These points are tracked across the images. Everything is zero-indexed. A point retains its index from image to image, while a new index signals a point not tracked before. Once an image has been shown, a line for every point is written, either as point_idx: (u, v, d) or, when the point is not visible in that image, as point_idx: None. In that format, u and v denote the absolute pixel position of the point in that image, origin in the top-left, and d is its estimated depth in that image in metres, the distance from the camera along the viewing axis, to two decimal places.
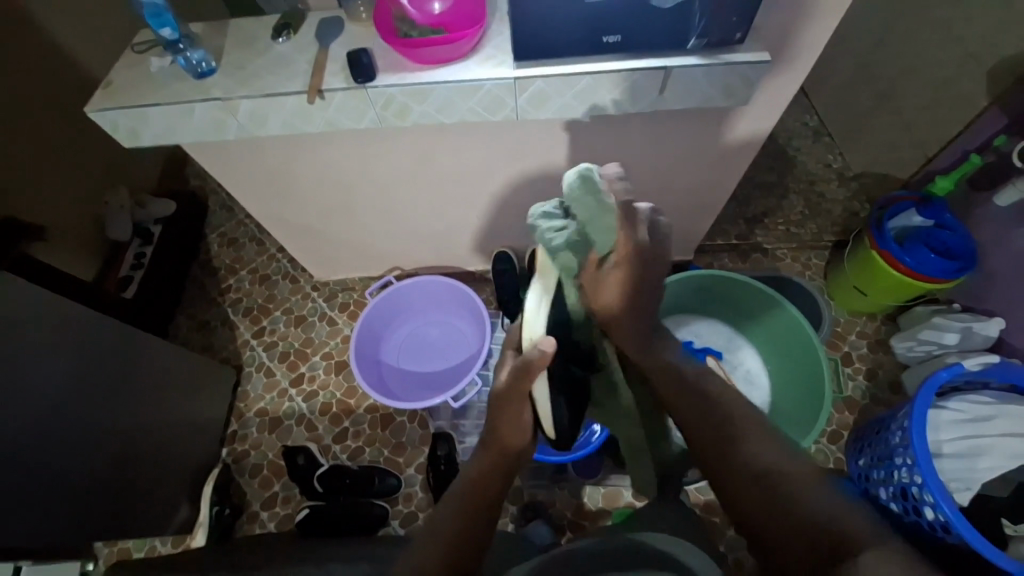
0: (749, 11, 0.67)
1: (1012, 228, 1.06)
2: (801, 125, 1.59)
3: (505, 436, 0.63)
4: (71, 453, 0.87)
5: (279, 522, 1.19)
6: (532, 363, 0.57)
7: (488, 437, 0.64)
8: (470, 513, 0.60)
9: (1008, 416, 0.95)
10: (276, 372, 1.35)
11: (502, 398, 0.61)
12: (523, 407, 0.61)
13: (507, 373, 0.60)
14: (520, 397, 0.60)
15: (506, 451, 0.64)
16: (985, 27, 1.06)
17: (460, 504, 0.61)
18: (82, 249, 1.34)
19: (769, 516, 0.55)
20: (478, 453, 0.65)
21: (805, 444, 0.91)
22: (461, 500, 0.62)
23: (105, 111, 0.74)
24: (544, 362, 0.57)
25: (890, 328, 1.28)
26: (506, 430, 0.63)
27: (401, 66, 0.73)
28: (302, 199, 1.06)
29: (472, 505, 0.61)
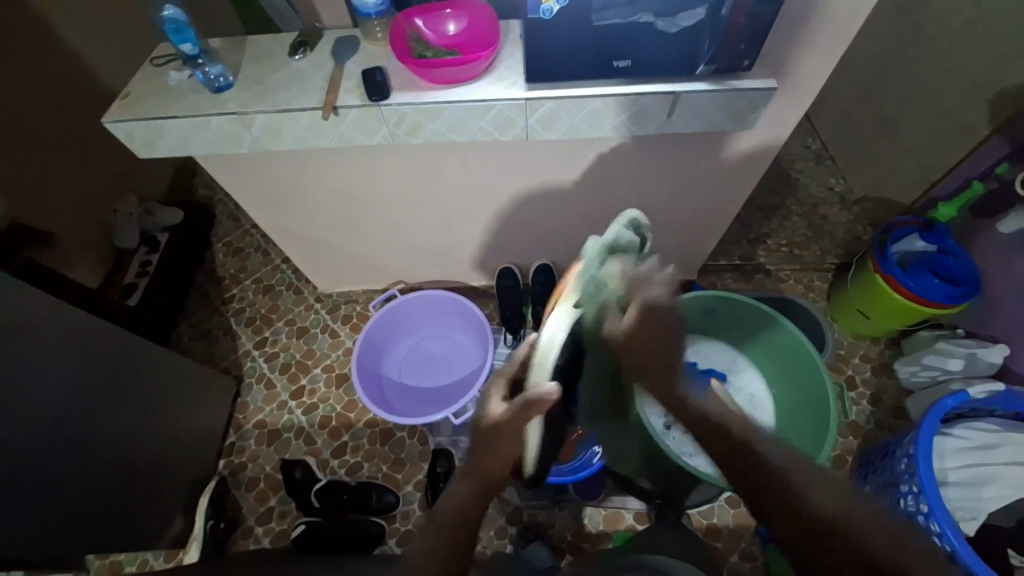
0: (758, 39, 0.68)
1: (1016, 255, 1.06)
2: (803, 149, 1.61)
3: (489, 462, 0.57)
4: (68, 462, 0.86)
5: (273, 538, 1.17)
6: (535, 405, 0.54)
7: (469, 460, 0.58)
8: (454, 530, 0.56)
9: (1014, 444, 0.94)
10: (276, 383, 1.34)
11: (494, 433, 0.56)
12: (513, 442, 0.56)
13: (502, 409, 0.56)
14: (514, 431, 0.55)
15: (488, 478, 0.58)
16: (985, 59, 1.09)
17: (440, 521, 0.56)
18: (88, 256, 1.35)
19: (825, 565, 0.49)
20: (457, 477, 0.59)
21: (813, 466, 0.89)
22: (444, 518, 0.56)
23: (121, 122, 0.75)
24: (547, 406, 0.54)
25: (893, 352, 1.27)
26: (493, 461, 0.57)
27: (415, 84, 0.75)
28: (310, 212, 1.07)
29: (458, 520, 0.56)
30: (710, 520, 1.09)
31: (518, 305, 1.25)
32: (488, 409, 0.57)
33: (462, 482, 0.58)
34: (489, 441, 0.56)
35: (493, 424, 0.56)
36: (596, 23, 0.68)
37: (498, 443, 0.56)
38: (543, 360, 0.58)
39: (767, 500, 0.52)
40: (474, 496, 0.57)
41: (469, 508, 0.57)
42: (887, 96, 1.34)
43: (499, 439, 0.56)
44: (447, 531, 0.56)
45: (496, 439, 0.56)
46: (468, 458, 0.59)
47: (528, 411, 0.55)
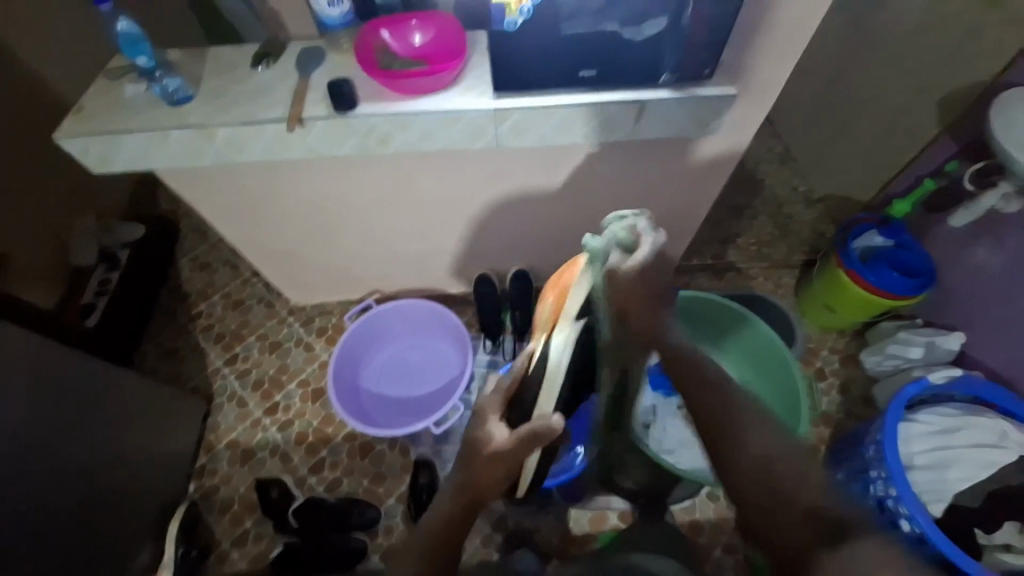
0: (716, 48, 0.71)
1: (967, 247, 1.12)
2: (768, 150, 1.66)
3: (483, 480, 0.58)
4: (26, 496, 0.82)
5: (250, 561, 1.13)
6: (541, 436, 0.55)
7: (463, 478, 0.59)
8: (445, 544, 0.59)
9: (974, 426, 0.99)
10: (250, 401, 1.30)
11: (488, 458, 0.57)
12: (508, 468, 0.57)
13: (509, 438, 0.56)
14: (513, 459, 0.57)
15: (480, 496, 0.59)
16: (932, 63, 1.15)
17: (431, 531, 0.60)
18: (44, 276, 1.29)
19: (766, 497, 0.53)
20: (449, 490, 0.61)
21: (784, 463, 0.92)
22: (433, 534, 0.59)
23: (74, 137, 0.73)
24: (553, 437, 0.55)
25: (859, 343, 1.32)
26: (483, 483, 0.58)
27: (382, 94, 0.74)
28: (280, 225, 1.05)
29: (448, 534, 0.59)
30: (691, 516, 1.10)
31: (497, 311, 1.25)
32: (494, 434, 0.57)
33: (450, 499, 0.60)
34: (482, 463, 0.57)
35: (498, 452, 0.56)
36: (564, 32, 0.69)
37: (490, 467, 0.57)
38: (552, 381, 0.58)
39: (719, 434, 0.57)
40: (460, 516, 0.60)
41: (455, 528, 0.60)
42: (843, 98, 1.40)
43: (494, 463, 0.57)
44: (437, 545, 0.59)
45: (498, 463, 0.57)
46: (460, 474, 0.60)
47: (534, 441, 0.55)
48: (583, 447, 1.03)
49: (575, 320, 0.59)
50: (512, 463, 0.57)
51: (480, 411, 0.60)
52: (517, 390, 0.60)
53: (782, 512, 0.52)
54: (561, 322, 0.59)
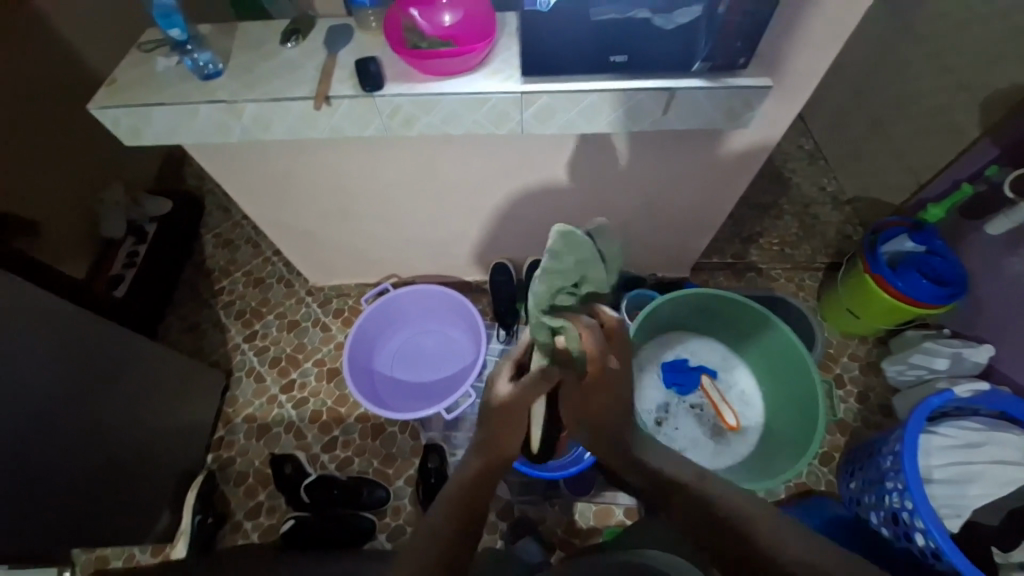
0: (753, 37, 0.69)
1: (1003, 257, 1.08)
2: (796, 149, 1.62)
3: (502, 437, 0.59)
4: (52, 457, 0.85)
5: (262, 533, 1.16)
6: (549, 377, 0.57)
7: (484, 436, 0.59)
8: (470, 507, 0.56)
9: (997, 442, 0.96)
10: (266, 377, 1.33)
11: (508, 407, 0.57)
12: (526, 414, 0.58)
13: (517, 388, 0.57)
14: (532, 401, 0.57)
15: (500, 455, 0.59)
16: (978, 62, 1.10)
17: (451, 497, 0.56)
18: (75, 246, 1.32)
19: None
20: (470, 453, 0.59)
21: (798, 468, 0.90)
22: (454, 499, 0.56)
23: (108, 109, 0.74)
24: (558, 377, 0.58)
25: (881, 351, 1.29)
26: (502, 437, 0.59)
27: (409, 75, 0.74)
28: (301, 205, 1.05)
29: (472, 497, 0.57)
30: None
31: (511, 301, 1.24)
32: (499, 389, 0.58)
33: (470, 462, 0.58)
34: (501, 414, 0.57)
35: (512, 400, 0.56)
36: (593, 18, 0.67)
37: (508, 422, 0.57)
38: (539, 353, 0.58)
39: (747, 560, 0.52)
40: (481, 479, 0.58)
41: (477, 491, 0.57)
42: (879, 97, 1.35)
43: (515, 414, 0.57)
44: (462, 513, 0.55)
45: (511, 416, 0.58)
46: (479, 432, 0.59)
47: (543, 383, 0.57)
48: None
49: (550, 312, 0.57)
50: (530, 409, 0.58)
51: (489, 379, 0.59)
52: (521, 353, 0.62)
53: None
54: (548, 310, 0.57)
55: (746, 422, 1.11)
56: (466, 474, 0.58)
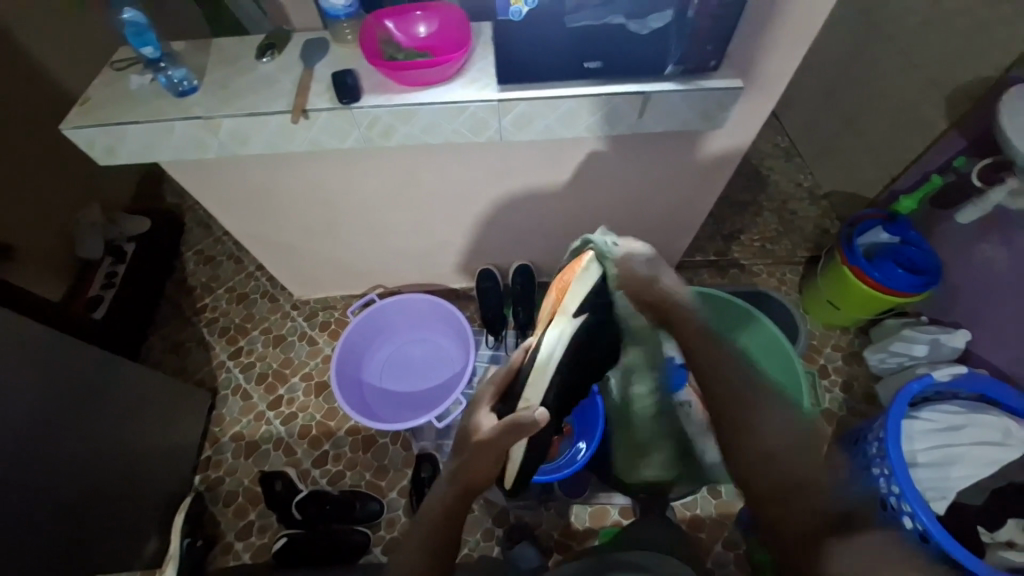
0: (723, 40, 0.71)
1: (974, 244, 1.12)
2: (772, 146, 1.65)
3: (477, 470, 0.59)
4: (33, 485, 0.82)
5: (254, 553, 1.14)
6: (524, 427, 0.56)
7: (458, 467, 0.59)
8: (450, 533, 0.59)
9: (977, 424, 0.99)
10: (254, 394, 1.31)
11: (476, 446, 0.58)
12: (496, 457, 0.58)
13: (492, 428, 0.58)
14: (500, 449, 0.58)
15: (475, 483, 0.59)
16: (940, 58, 1.14)
17: (431, 522, 0.59)
18: (51, 268, 1.29)
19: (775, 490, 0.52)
20: (446, 480, 0.60)
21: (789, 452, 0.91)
22: (430, 526, 0.59)
23: (80, 128, 0.73)
24: (536, 429, 0.57)
25: (863, 341, 1.32)
26: (473, 474, 0.59)
27: (386, 86, 0.74)
28: (283, 218, 1.05)
29: (448, 525, 0.59)
30: (692, 511, 1.11)
31: (499, 307, 1.25)
32: (480, 424, 0.60)
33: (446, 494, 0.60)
34: (472, 451, 0.58)
35: (484, 435, 0.56)
36: (569, 25, 0.69)
37: (483, 456, 0.57)
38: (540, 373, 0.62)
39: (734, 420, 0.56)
40: (458, 506, 0.60)
41: (450, 522, 0.59)
42: (849, 94, 1.40)
43: (480, 455, 0.58)
44: (441, 534, 0.59)
45: (484, 451, 0.57)
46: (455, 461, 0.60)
47: (518, 432, 0.57)
48: (585, 442, 1.04)
49: (572, 317, 0.63)
50: (499, 452, 0.58)
51: (475, 401, 0.64)
52: (510, 382, 0.64)
53: (797, 490, 0.51)
54: (558, 316, 0.63)
55: None
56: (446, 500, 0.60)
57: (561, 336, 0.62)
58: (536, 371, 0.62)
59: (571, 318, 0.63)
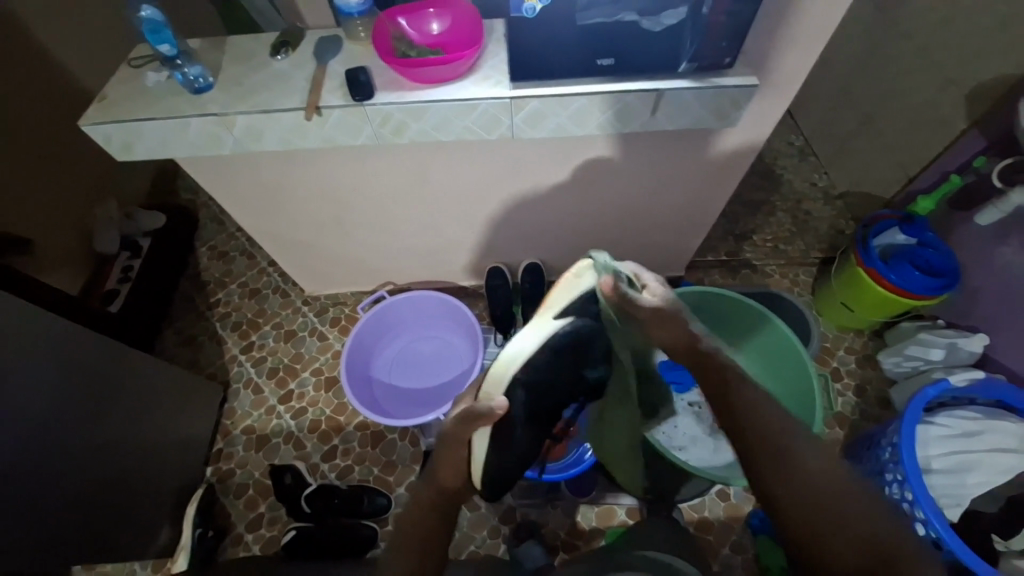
0: (738, 38, 0.70)
1: (993, 246, 1.09)
2: (787, 145, 1.63)
3: (445, 474, 0.59)
4: (51, 474, 0.84)
5: (263, 545, 1.15)
6: (479, 416, 0.54)
7: (427, 471, 0.60)
8: (428, 535, 0.58)
9: (994, 431, 0.97)
10: (264, 389, 1.32)
11: (440, 439, 0.58)
12: (459, 451, 0.57)
13: (454, 417, 0.57)
14: (459, 441, 0.56)
15: (443, 489, 0.59)
16: (961, 55, 1.11)
17: (407, 521, 0.59)
18: (69, 262, 1.32)
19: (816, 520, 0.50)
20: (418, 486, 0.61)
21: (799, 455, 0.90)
22: (407, 526, 0.59)
23: (98, 124, 0.74)
24: (491, 418, 0.54)
25: (877, 344, 1.30)
26: (442, 472, 0.59)
27: (399, 83, 0.74)
28: (296, 215, 1.06)
29: (426, 525, 0.59)
30: (700, 513, 1.10)
31: (507, 304, 1.25)
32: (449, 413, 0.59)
33: (423, 493, 0.60)
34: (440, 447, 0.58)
35: (444, 431, 0.57)
36: (580, 23, 0.68)
37: (448, 451, 0.57)
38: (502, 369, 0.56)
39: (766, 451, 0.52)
40: (437, 507, 0.59)
41: (426, 522, 0.59)
42: (867, 92, 1.37)
43: (444, 449, 0.58)
44: (420, 535, 0.58)
45: (448, 448, 0.57)
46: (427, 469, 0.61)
47: (473, 421, 0.55)
48: None
49: (554, 318, 0.57)
50: (460, 446, 0.57)
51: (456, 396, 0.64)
52: None
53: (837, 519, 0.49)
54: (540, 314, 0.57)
55: None
56: (422, 498, 0.60)
57: (537, 335, 0.55)
58: (497, 368, 0.56)
59: (553, 320, 0.56)
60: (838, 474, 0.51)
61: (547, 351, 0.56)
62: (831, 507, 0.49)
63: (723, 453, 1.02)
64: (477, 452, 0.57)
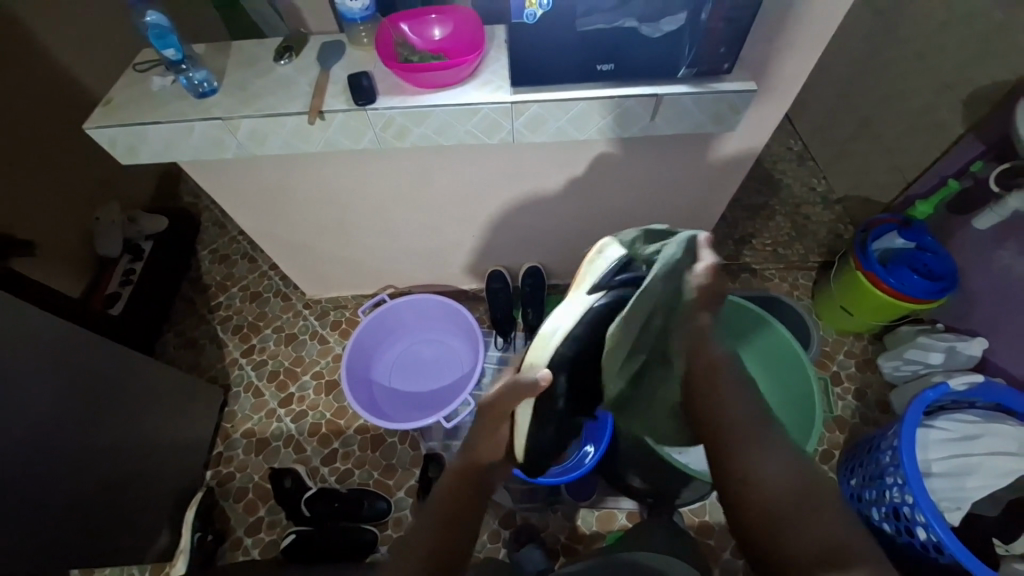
0: (736, 43, 0.70)
1: (991, 250, 1.10)
2: (785, 150, 1.64)
3: (482, 446, 0.65)
4: (52, 476, 0.84)
5: (263, 549, 1.15)
6: (523, 387, 0.61)
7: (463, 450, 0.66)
8: (455, 512, 0.60)
9: (993, 434, 0.97)
10: (265, 392, 1.32)
11: (483, 411, 0.65)
12: (500, 423, 0.65)
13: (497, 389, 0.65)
14: (502, 413, 0.64)
15: (477, 464, 0.64)
16: (957, 62, 1.13)
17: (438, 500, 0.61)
18: (71, 265, 1.32)
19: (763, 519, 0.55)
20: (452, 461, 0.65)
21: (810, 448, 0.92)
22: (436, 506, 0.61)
23: (103, 128, 0.75)
24: (534, 390, 0.60)
25: (876, 348, 1.30)
26: (482, 445, 0.65)
27: (401, 88, 0.75)
28: (298, 218, 1.06)
29: (455, 505, 0.60)
30: (701, 517, 1.10)
31: (508, 308, 1.25)
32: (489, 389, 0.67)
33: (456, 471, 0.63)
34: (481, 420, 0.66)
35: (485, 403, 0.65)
36: (580, 29, 0.69)
37: (491, 421, 0.64)
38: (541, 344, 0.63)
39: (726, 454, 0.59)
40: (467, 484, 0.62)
41: (457, 500, 0.61)
42: (865, 98, 1.38)
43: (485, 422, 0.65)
44: (447, 516, 0.59)
45: (489, 418, 0.65)
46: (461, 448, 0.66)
47: (516, 391, 0.62)
48: (593, 445, 1.03)
49: (588, 293, 0.63)
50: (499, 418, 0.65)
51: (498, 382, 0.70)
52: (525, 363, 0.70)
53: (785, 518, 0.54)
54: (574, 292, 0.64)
55: None
56: (451, 480, 0.63)
57: (571, 314, 0.62)
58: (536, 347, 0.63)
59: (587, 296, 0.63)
60: (802, 476, 0.56)
61: (587, 322, 0.61)
62: (788, 506, 0.54)
63: None
64: (517, 423, 0.66)
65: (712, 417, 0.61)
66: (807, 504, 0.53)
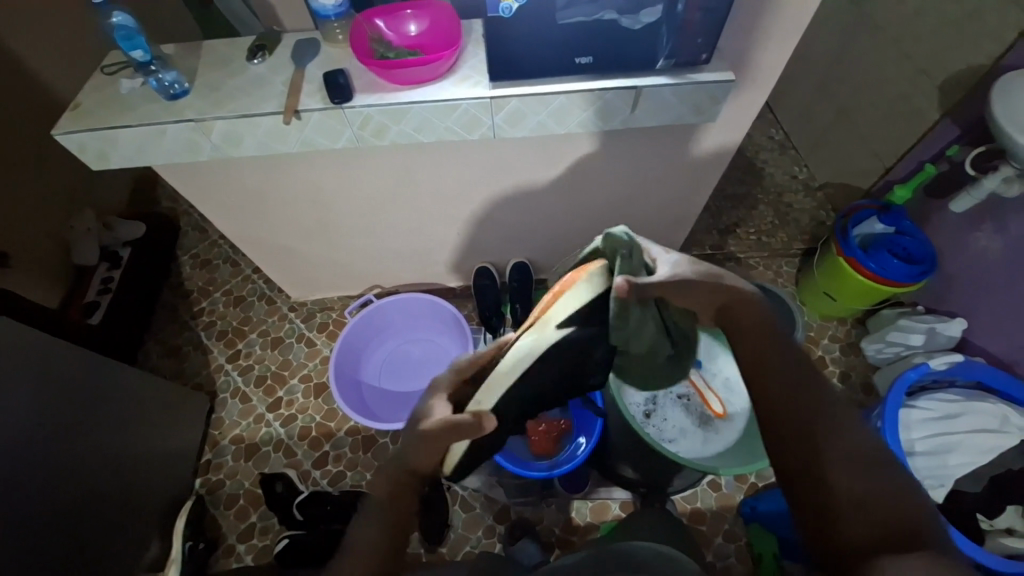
0: (713, 33, 0.70)
1: (968, 232, 1.12)
2: (767, 139, 1.65)
3: (421, 463, 0.52)
4: (34, 492, 0.82)
5: (256, 555, 1.14)
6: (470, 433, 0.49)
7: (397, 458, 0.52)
8: (394, 525, 0.52)
9: (975, 412, 0.99)
10: (252, 397, 1.31)
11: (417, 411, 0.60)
12: (438, 453, 0.51)
13: (439, 419, 0.50)
14: (441, 446, 0.50)
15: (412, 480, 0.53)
16: (931, 48, 1.14)
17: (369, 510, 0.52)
18: (46, 275, 1.29)
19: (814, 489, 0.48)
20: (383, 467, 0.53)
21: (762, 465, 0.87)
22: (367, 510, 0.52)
23: (71, 134, 0.72)
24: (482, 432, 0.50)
25: (859, 331, 1.32)
26: (416, 461, 0.51)
27: (378, 85, 0.74)
28: (279, 221, 1.05)
29: (386, 515, 0.52)
30: (693, 504, 1.11)
31: (497, 304, 1.25)
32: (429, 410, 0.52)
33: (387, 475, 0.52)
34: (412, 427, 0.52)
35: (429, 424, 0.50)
36: (562, 21, 0.69)
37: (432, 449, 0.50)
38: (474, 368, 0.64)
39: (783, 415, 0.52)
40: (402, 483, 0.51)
41: (386, 512, 0.52)
42: (843, 85, 1.40)
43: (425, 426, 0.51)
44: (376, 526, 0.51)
45: (427, 444, 0.50)
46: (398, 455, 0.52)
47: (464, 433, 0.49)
48: (585, 437, 1.04)
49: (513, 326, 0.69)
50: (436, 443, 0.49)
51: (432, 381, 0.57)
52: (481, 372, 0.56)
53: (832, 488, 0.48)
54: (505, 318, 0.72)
55: (732, 410, 1.06)
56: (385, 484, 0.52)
57: None
58: (499, 375, 0.52)
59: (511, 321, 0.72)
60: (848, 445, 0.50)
61: None
62: (877, 495, 0.47)
63: (712, 443, 1.04)
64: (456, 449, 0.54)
65: (781, 386, 0.52)
66: (898, 496, 0.47)
